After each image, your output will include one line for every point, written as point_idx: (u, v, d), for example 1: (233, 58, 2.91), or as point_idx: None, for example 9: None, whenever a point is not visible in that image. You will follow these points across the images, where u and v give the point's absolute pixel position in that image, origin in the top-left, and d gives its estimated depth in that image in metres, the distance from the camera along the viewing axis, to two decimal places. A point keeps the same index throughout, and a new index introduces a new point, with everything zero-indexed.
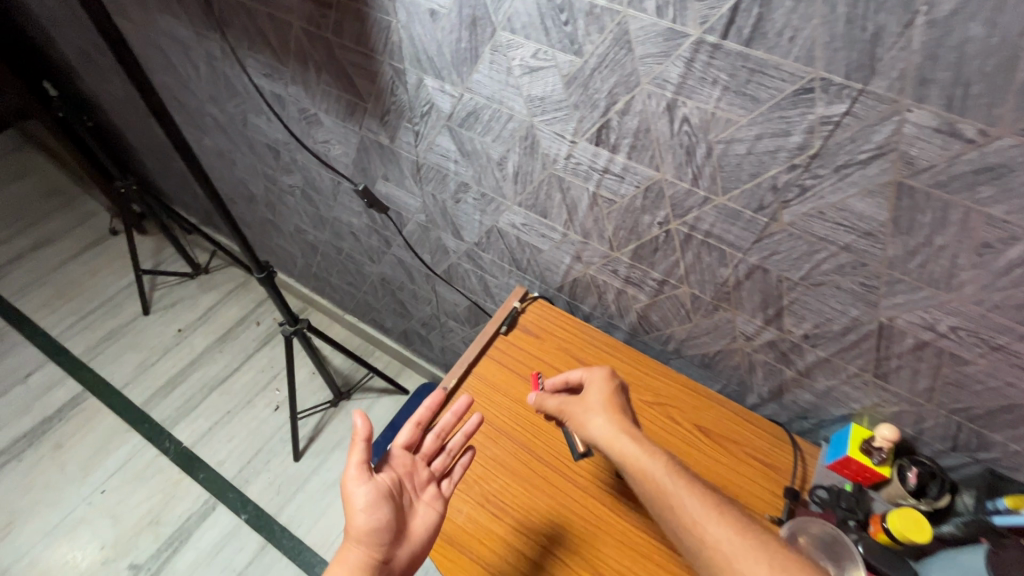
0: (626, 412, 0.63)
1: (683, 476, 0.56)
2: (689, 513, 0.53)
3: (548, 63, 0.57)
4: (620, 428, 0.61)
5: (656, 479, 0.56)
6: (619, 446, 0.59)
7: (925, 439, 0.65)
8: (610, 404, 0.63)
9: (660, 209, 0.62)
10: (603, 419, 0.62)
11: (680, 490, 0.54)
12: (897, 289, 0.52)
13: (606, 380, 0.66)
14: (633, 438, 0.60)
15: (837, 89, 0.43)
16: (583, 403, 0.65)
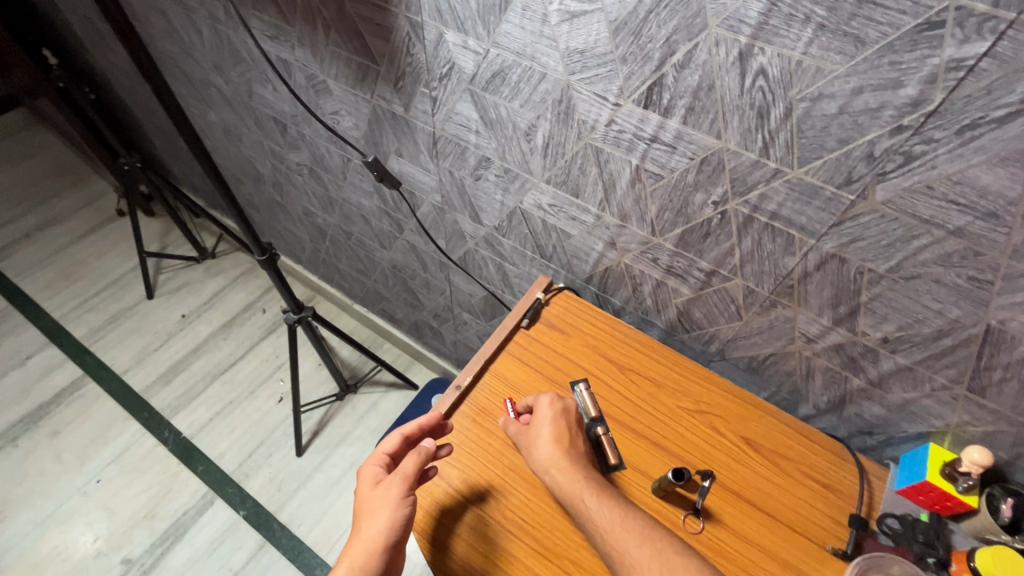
0: (571, 438, 0.60)
1: (607, 502, 0.53)
2: (607, 542, 0.50)
3: (593, 6, 0.48)
4: (555, 458, 0.58)
5: (576, 503, 0.54)
6: (554, 478, 0.57)
7: (1021, 465, 0.55)
8: (550, 431, 0.60)
9: (717, 185, 0.52)
10: (542, 448, 0.59)
11: (595, 514, 0.53)
12: (1017, 285, 0.42)
13: (550, 406, 0.62)
14: (566, 469, 0.57)
15: (978, 21, 0.33)
16: (528, 433, 0.61)
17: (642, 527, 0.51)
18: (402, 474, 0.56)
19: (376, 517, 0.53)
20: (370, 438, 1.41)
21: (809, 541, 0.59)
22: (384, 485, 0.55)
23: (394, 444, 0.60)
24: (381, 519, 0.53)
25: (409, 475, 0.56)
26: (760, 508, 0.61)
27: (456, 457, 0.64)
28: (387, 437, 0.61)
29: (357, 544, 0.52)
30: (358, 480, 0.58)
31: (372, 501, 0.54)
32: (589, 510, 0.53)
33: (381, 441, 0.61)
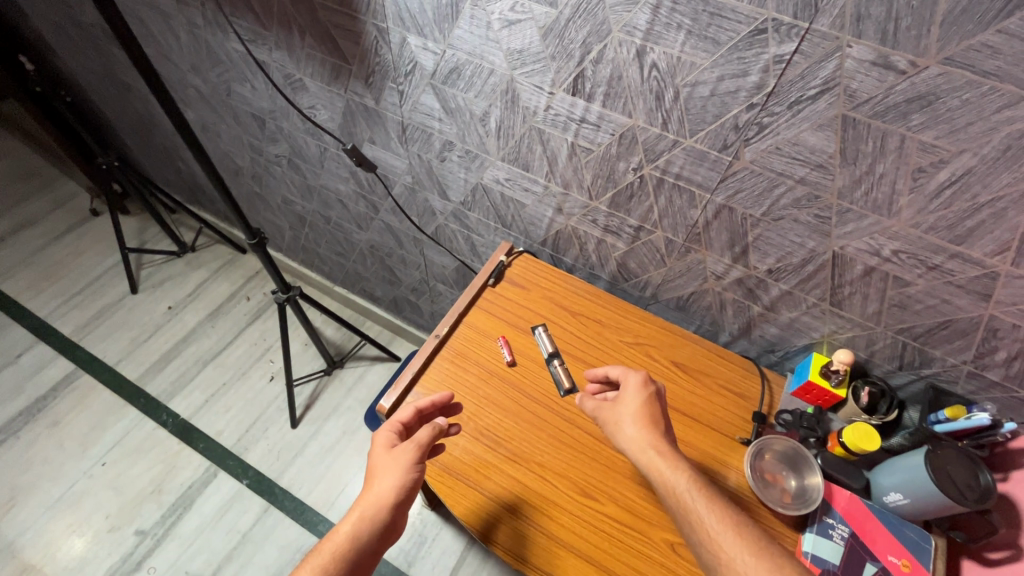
0: (661, 424, 0.61)
1: (711, 501, 0.54)
2: (707, 534, 0.51)
3: (525, 15, 0.60)
4: (649, 442, 0.59)
5: (678, 494, 0.55)
6: (648, 462, 0.57)
7: (877, 361, 0.72)
8: (646, 415, 0.61)
9: (633, 155, 0.66)
10: (641, 431, 0.60)
11: (698, 508, 0.53)
12: (846, 218, 0.58)
13: (646, 390, 0.63)
14: (661, 455, 0.58)
15: (788, 28, 0.47)
16: (617, 411, 0.63)
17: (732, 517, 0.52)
18: (416, 445, 0.63)
19: (387, 478, 0.60)
20: (359, 407, 1.53)
21: (720, 434, 0.75)
22: (399, 451, 0.62)
23: (408, 415, 0.67)
24: (391, 479, 0.60)
25: (421, 446, 0.63)
26: (683, 413, 0.76)
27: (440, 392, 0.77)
28: (402, 409, 0.68)
29: (369, 498, 0.58)
30: (375, 443, 0.65)
31: (385, 464, 0.61)
32: (687, 500, 0.54)
33: (397, 411, 0.68)
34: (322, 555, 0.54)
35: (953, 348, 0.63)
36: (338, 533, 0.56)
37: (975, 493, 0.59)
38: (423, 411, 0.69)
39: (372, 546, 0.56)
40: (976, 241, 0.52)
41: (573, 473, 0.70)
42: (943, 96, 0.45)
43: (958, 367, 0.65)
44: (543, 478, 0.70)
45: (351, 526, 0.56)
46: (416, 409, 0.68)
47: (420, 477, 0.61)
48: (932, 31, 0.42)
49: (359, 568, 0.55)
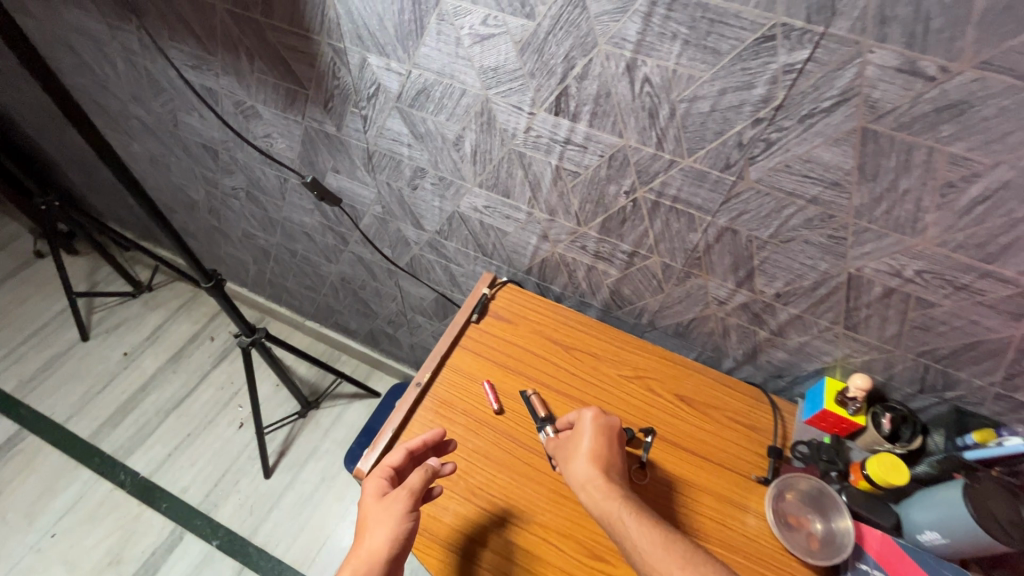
0: (609, 457, 0.60)
1: (646, 524, 0.54)
2: (647, 561, 0.51)
3: (499, 29, 0.54)
4: (596, 476, 0.58)
5: (612, 519, 0.54)
6: (588, 495, 0.57)
7: (894, 384, 0.67)
8: (592, 445, 0.61)
9: (625, 177, 0.60)
10: (586, 462, 0.60)
11: (634, 534, 0.53)
12: (865, 238, 0.52)
13: (594, 421, 0.63)
14: (600, 486, 0.57)
15: (799, 35, 0.42)
16: (572, 446, 0.63)
17: (673, 543, 0.52)
18: (406, 491, 0.57)
19: (378, 531, 0.55)
20: (338, 450, 1.43)
21: (737, 474, 0.68)
22: (390, 500, 0.57)
23: (399, 458, 0.62)
24: (382, 534, 0.54)
25: (415, 490, 0.57)
26: (694, 452, 0.70)
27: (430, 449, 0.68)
28: (393, 451, 0.62)
29: (355, 560, 0.53)
30: (365, 493, 0.59)
31: (377, 515, 0.56)
32: (623, 527, 0.54)
33: (388, 453, 0.62)
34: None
35: (979, 369, 0.59)
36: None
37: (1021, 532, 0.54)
38: (415, 452, 0.63)
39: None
40: (1011, 259, 0.47)
41: (579, 533, 0.63)
42: (977, 104, 0.40)
43: (983, 389, 0.61)
44: (547, 541, 0.62)
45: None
46: (408, 450, 0.62)
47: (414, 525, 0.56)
48: (969, 31, 0.37)
49: None
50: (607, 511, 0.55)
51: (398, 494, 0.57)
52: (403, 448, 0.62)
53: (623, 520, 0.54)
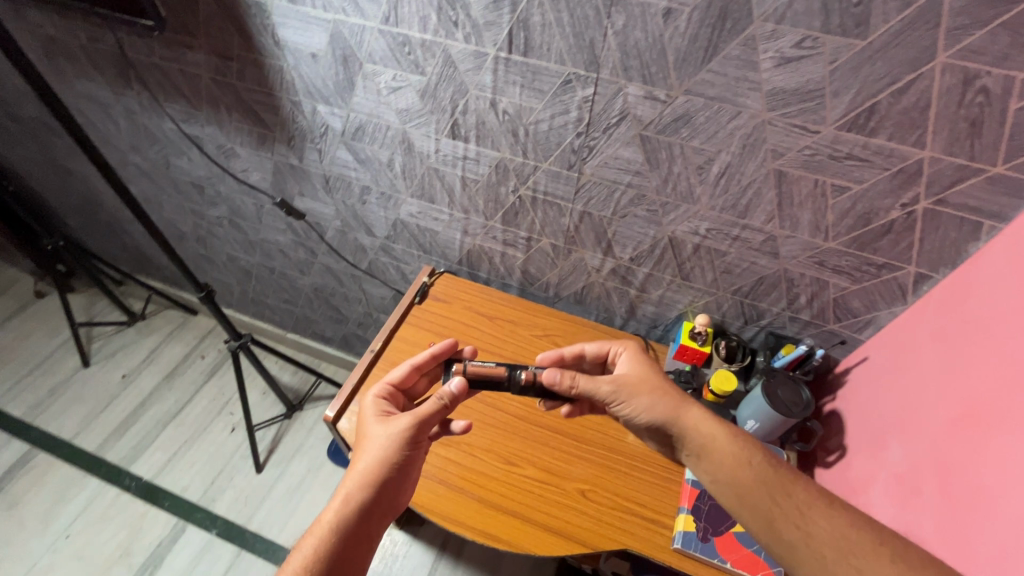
0: (666, 382, 0.66)
1: (762, 452, 0.60)
2: (774, 487, 0.57)
3: (404, 83, 0.77)
4: (672, 405, 0.64)
5: (734, 451, 0.60)
6: (694, 424, 0.62)
7: (729, 320, 0.90)
8: (661, 378, 0.66)
9: (509, 180, 0.83)
10: (672, 395, 0.64)
11: (760, 461, 0.59)
12: (668, 210, 0.76)
13: (635, 350, 0.70)
14: (709, 419, 0.63)
15: (585, 79, 0.65)
16: (633, 374, 0.66)
17: (800, 477, 0.58)
18: (406, 425, 0.62)
19: (370, 454, 0.61)
20: (322, 445, 1.60)
21: None
22: (387, 429, 0.62)
23: (401, 374, 0.71)
24: (377, 455, 0.61)
25: (416, 422, 0.62)
26: None
27: None
28: (397, 367, 0.72)
29: (349, 483, 0.59)
30: (365, 409, 0.67)
31: (373, 439, 0.62)
32: (752, 467, 0.59)
33: (392, 370, 0.72)
34: (309, 547, 0.55)
35: (773, 298, 0.82)
36: (321, 524, 0.57)
37: (800, 407, 0.77)
38: (419, 367, 0.72)
39: (357, 529, 0.57)
40: (753, 214, 0.71)
41: (498, 447, 0.84)
42: (693, 116, 0.63)
43: (782, 314, 0.84)
44: (473, 454, 0.83)
45: (331, 514, 0.58)
46: (413, 365, 0.72)
47: (409, 453, 0.62)
48: (671, 73, 0.60)
49: (345, 554, 0.56)
50: (737, 454, 0.60)
51: (395, 426, 0.62)
52: (406, 366, 0.72)
53: (756, 460, 0.59)
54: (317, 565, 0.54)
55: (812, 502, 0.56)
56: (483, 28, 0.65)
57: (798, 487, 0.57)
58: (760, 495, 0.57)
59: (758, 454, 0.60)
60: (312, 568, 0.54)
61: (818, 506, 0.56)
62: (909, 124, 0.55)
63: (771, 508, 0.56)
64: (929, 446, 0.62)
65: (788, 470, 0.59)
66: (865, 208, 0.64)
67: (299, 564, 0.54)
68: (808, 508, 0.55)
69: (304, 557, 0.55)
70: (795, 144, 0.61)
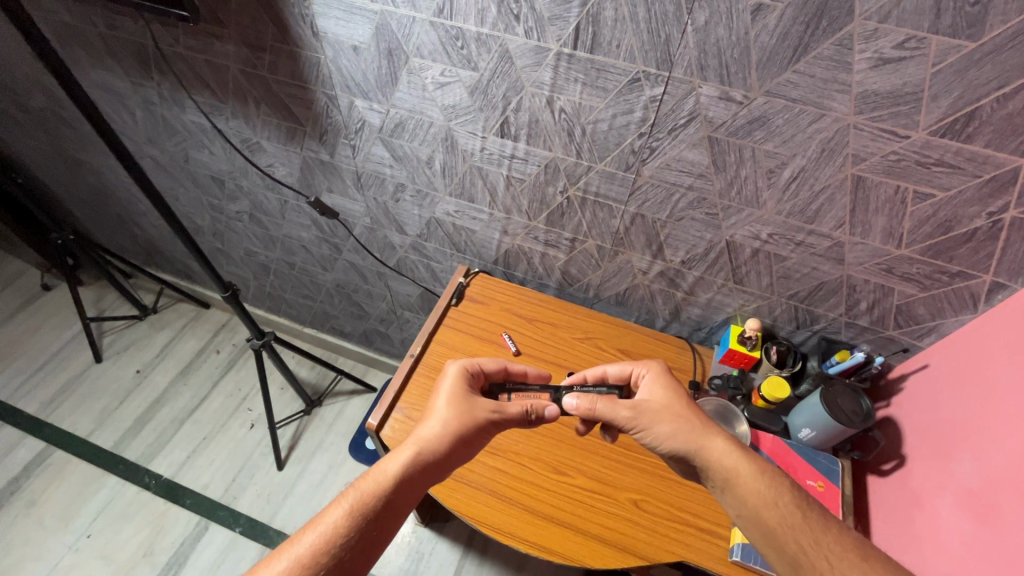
0: (691, 409, 0.64)
1: (789, 492, 0.56)
2: (796, 532, 0.53)
3: (453, 78, 0.73)
4: (688, 434, 0.61)
5: (756, 490, 0.56)
6: (715, 457, 0.59)
7: (779, 324, 0.87)
8: (685, 404, 0.64)
9: (558, 180, 0.79)
10: (692, 423, 0.62)
11: (783, 504, 0.55)
12: (730, 213, 0.73)
13: (658, 371, 0.68)
14: (731, 453, 0.59)
15: (655, 77, 0.62)
16: (656, 401, 0.64)
17: (831, 525, 0.53)
18: (489, 414, 0.64)
19: (443, 424, 0.62)
20: (343, 441, 1.59)
21: None
22: (472, 410, 0.64)
23: (495, 368, 0.71)
24: (448, 427, 0.62)
25: (500, 415, 0.65)
26: None
27: (418, 404, 0.86)
28: (492, 360, 0.71)
29: (421, 443, 0.60)
30: (449, 377, 0.67)
31: (450, 411, 0.63)
32: (778, 508, 0.55)
33: (485, 359, 0.71)
34: (368, 487, 0.55)
35: (831, 304, 0.79)
36: (382, 472, 0.57)
37: (860, 416, 0.75)
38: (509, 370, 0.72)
39: (411, 488, 0.57)
40: (822, 220, 0.68)
41: (544, 456, 0.82)
42: (771, 118, 0.60)
43: (838, 320, 0.81)
44: (520, 464, 0.81)
45: (397, 466, 0.57)
46: (506, 367, 0.71)
47: (478, 439, 0.64)
48: (752, 73, 0.57)
49: (396, 508, 0.55)
50: (763, 493, 0.56)
51: (482, 411, 0.64)
52: (498, 363, 0.71)
53: (783, 501, 0.55)
54: (367, 511, 0.53)
55: (844, 553, 0.51)
56: (547, 22, 0.61)
57: (828, 537, 0.53)
58: (786, 537, 0.53)
59: (785, 495, 0.56)
60: (366, 509, 0.53)
61: (849, 559, 0.51)
62: (1011, 131, 0.52)
63: (795, 551, 0.52)
64: (1009, 460, 0.59)
65: (817, 517, 0.54)
66: (948, 216, 0.61)
67: (355, 501, 0.54)
68: (839, 560, 0.50)
69: (359, 496, 0.54)
70: (881, 149, 0.58)
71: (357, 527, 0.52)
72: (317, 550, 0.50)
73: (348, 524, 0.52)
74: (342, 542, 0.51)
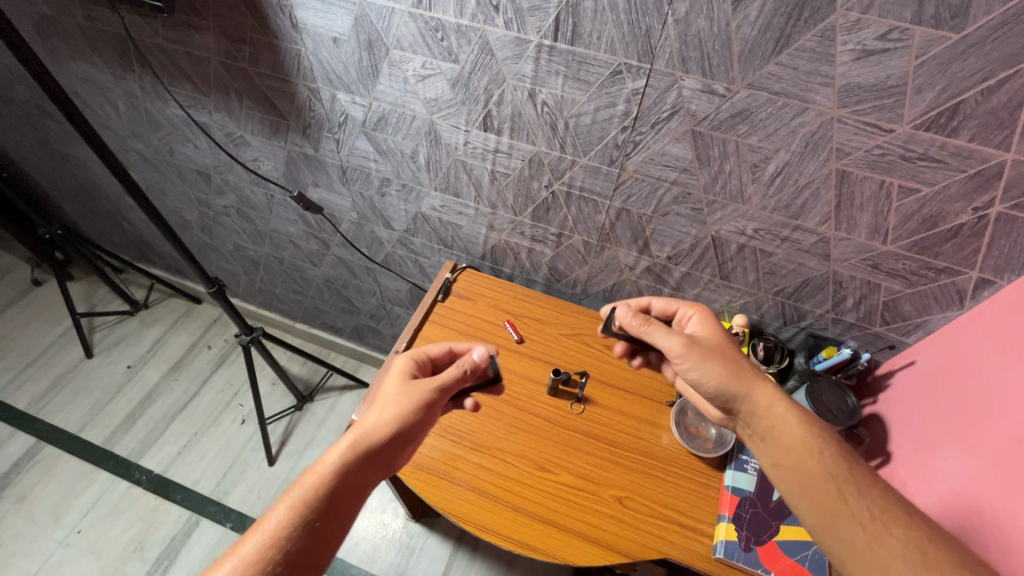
0: (734, 352, 0.64)
1: (833, 443, 0.57)
2: (841, 483, 0.53)
3: (434, 71, 0.71)
4: (732, 377, 0.61)
5: (802, 440, 0.57)
6: (760, 406, 0.60)
7: (767, 320, 0.87)
8: (733, 348, 0.64)
9: (543, 175, 0.78)
10: (743, 366, 0.62)
11: (827, 457, 0.55)
12: (715, 209, 0.72)
13: (704, 314, 0.69)
14: (778, 403, 0.59)
15: (636, 69, 0.61)
16: (706, 338, 0.66)
17: (874, 479, 0.54)
18: (429, 394, 0.61)
19: (385, 411, 0.59)
20: (334, 436, 1.58)
21: (653, 402, 0.88)
22: (414, 394, 0.61)
23: (439, 351, 0.68)
24: (392, 413, 0.59)
25: (438, 389, 0.62)
26: (619, 387, 0.89)
27: None
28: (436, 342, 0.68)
29: (361, 431, 0.57)
30: (392, 365, 0.65)
31: (395, 396, 0.61)
32: (822, 458, 0.55)
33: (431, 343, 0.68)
34: (311, 480, 0.53)
35: (817, 300, 0.78)
36: (323, 464, 0.55)
37: (845, 414, 0.74)
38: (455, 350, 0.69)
39: (356, 476, 0.56)
40: (807, 215, 0.67)
41: (530, 453, 0.81)
42: (753, 112, 0.59)
43: (825, 316, 0.81)
44: (506, 461, 0.80)
45: (337, 456, 0.56)
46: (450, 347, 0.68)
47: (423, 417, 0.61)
48: (734, 65, 0.56)
49: (344, 497, 0.54)
50: (807, 442, 0.56)
51: (422, 393, 0.61)
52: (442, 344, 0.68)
53: (828, 452, 0.56)
54: (312, 504, 0.52)
55: (887, 506, 0.51)
56: (527, 13, 0.60)
57: (871, 489, 0.53)
58: (824, 488, 0.53)
59: (831, 446, 0.56)
60: (309, 503, 0.52)
61: (891, 512, 0.51)
62: (995, 125, 0.51)
63: (833, 503, 0.53)
64: (997, 460, 0.58)
65: (861, 469, 0.54)
66: (933, 211, 0.60)
67: (298, 497, 0.52)
68: (880, 512, 0.51)
69: (304, 490, 0.53)
70: (865, 143, 0.57)
71: (302, 522, 0.51)
72: (261, 549, 0.49)
73: (292, 521, 0.51)
74: (286, 538, 0.50)
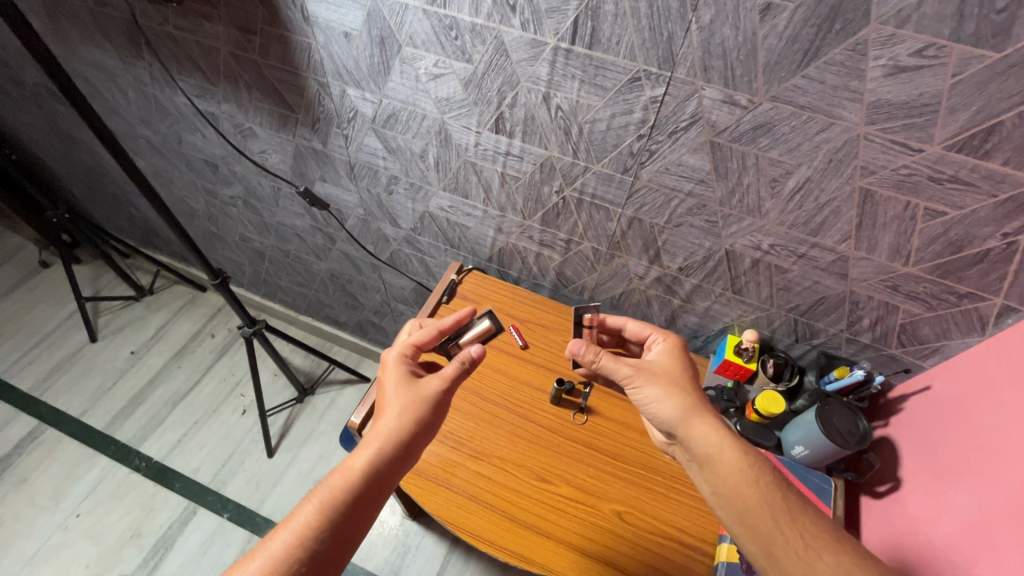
0: (687, 381, 0.62)
1: (765, 470, 0.54)
2: (773, 513, 0.52)
3: (447, 70, 0.69)
4: (678, 406, 0.59)
5: (739, 468, 0.54)
6: (696, 429, 0.57)
7: (778, 337, 0.84)
8: (686, 379, 0.62)
9: (554, 180, 0.76)
10: (692, 395, 0.60)
11: (764, 485, 0.53)
12: (730, 222, 0.70)
13: (673, 344, 0.67)
14: (718, 430, 0.57)
15: (656, 77, 0.59)
16: (653, 365, 0.63)
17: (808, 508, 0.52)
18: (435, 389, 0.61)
19: (401, 409, 0.59)
20: (334, 430, 1.58)
21: None
22: (425, 390, 0.60)
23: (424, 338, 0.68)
24: (408, 409, 0.59)
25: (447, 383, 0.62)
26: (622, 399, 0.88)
27: None
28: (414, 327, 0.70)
29: (385, 431, 0.56)
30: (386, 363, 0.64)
31: (406, 392, 0.60)
32: (757, 487, 0.53)
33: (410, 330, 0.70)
34: (337, 481, 0.53)
35: (831, 319, 0.76)
36: (351, 465, 0.54)
37: (855, 437, 0.72)
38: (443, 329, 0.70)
39: (383, 475, 0.55)
40: (826, 232, 0.65)
41: (530, 463, 0.80)
42: (776, 125, 0.57)
43: (838, 335, 0.78)
44: (504, 470, 0.79)
45: (365, 459, 0.55)
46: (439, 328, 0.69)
47: (435, 414, 0.60)
48: (759, 75, 0.54)
49: (376, 495, 0.54)
50: (743, 471, 0.54)
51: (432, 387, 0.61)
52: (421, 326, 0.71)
53: (763, 480, 0.54)
54: (340, 505, 0.51)
55: (821, 533, 0.51)
56: (545, 14, 0.58)
57: (805, 516, 0.52)
58: (762, 517, 0.52)
59: (765, 473, 0.54)
60: (338, 503, 0.51)
61: (826, 541, 0.50)
62: None
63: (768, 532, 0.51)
64: (1010, 496, 0.55)
65: (795, 496, 0.53)
66: (960, 235, 0.58)
67: (325, 497, 0.51)
68: (812, 539, 0.50)
69: (331, 492, 0.52)
70: (891, 162, 0.55)
71: (331, 523, 0.50)
72: (290, 547, 0.48)
73: (322, 522, 0.50)
74: (318, 538, 0.49)
